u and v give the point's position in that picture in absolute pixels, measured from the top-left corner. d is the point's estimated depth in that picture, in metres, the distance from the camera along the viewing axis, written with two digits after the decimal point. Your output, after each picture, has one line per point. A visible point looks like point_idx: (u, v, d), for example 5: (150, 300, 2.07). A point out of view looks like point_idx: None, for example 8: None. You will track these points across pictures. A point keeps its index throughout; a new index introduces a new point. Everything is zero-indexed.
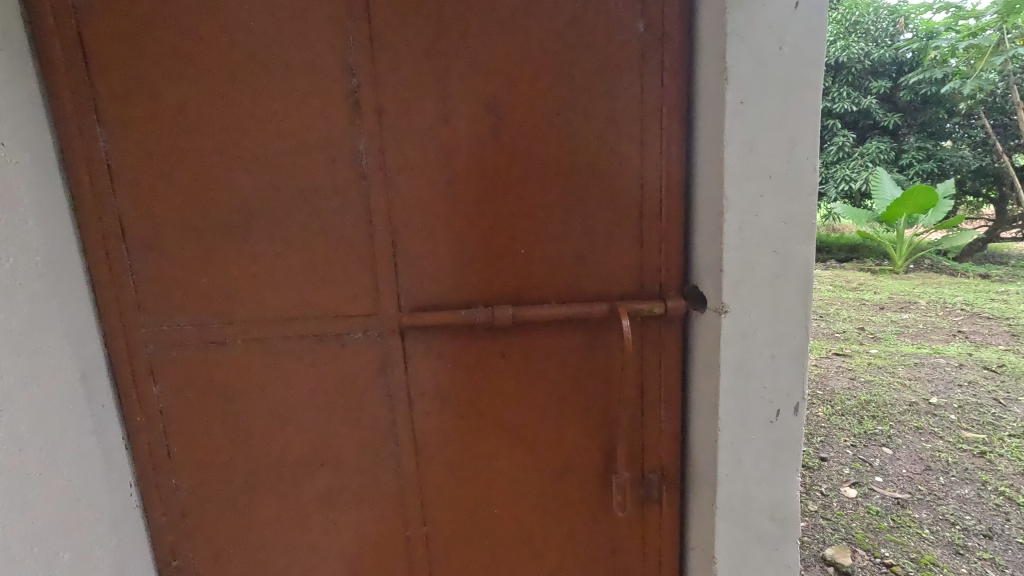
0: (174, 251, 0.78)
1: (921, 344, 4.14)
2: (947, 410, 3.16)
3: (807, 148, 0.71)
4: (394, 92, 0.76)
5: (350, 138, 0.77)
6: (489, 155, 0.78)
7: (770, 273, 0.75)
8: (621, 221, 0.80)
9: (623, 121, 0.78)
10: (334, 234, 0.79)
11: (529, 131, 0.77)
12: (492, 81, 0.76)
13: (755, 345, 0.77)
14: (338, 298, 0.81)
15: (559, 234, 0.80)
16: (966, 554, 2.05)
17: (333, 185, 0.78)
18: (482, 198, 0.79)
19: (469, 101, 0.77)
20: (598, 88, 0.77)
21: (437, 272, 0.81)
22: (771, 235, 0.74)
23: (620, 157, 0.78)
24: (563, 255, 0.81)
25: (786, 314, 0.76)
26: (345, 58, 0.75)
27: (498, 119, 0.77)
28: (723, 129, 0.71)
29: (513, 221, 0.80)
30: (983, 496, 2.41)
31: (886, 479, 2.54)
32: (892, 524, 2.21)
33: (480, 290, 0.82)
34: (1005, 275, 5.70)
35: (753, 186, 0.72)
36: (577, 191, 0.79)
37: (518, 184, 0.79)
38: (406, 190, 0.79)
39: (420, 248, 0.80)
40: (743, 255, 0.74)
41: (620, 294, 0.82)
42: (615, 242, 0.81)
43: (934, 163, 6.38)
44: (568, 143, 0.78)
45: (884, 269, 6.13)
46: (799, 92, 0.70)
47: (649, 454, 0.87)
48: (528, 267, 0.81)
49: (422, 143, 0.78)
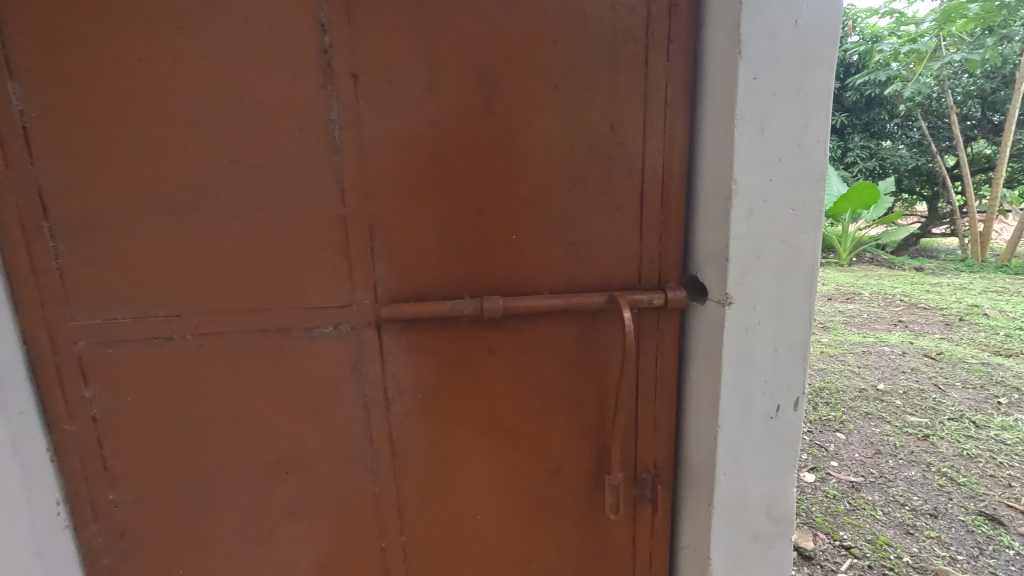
0: (107, 231, 0.67)
1: (867, 333, 4.37)
2: (894, 396, 3.33)
3: (818, 130, 0.68)
4: (371, 54, 0.67)
5: (321, 104, 0.68)
6: (478, 129, 0.70)
7: (776, 262, 0.71)
8: (622, 206, 0.75)
9: (626, 97, 0.72)
10: (302, 213, 0.70)
11: (524, 102, 0.70)
12: (483, 47, 0.69)
13: (757, 339, 0.73)
14: (308, 286, 0.72)
15: (554, 219, 0.74)
16: (915, 534, 2.15)
17: (302, 158, 0.68)
18: (470, 178, 0.71)
19: (456, 69, 0.69)
20: (600, 58, 0.70)
21: (419, 258, 0.73)
22: (780, 221, 0.70)
23: (620, 137, 0.73)
24: (557, 242, 0.75)
25: (790, 307, 0.73)
26: (315, 13, 0.65)
27: (489, 89, 0.69)
28: (735, 107, 0.66)
29: (504, 204, 0.73)
30: (928, 477, 2.54)
31: (841, 464, 2.65)
32: (848, 507, 2.30)
33: (467, 279, 0.74)
34: (937, 268, 6.10)
35: (762, 170, 0.68)
36: (575, 171, 0.73)
37: (510, 162, 0.71)
38: (384, 165, 0.70)
39: (399, 231, 0.72)
40: (749, 244, 0.70)
41: (617, 284, 0.77)
42: (613, 227, 0.75)
43: (876, 162, 6.75)
44: (566, 118, 0.71)
45: (830, 262, 6.44)
46: (812, 71, 0.66)
47: (643, 452, 0.83)
48: (519, 255, 0.74)
49: (402, 114, 0.69)
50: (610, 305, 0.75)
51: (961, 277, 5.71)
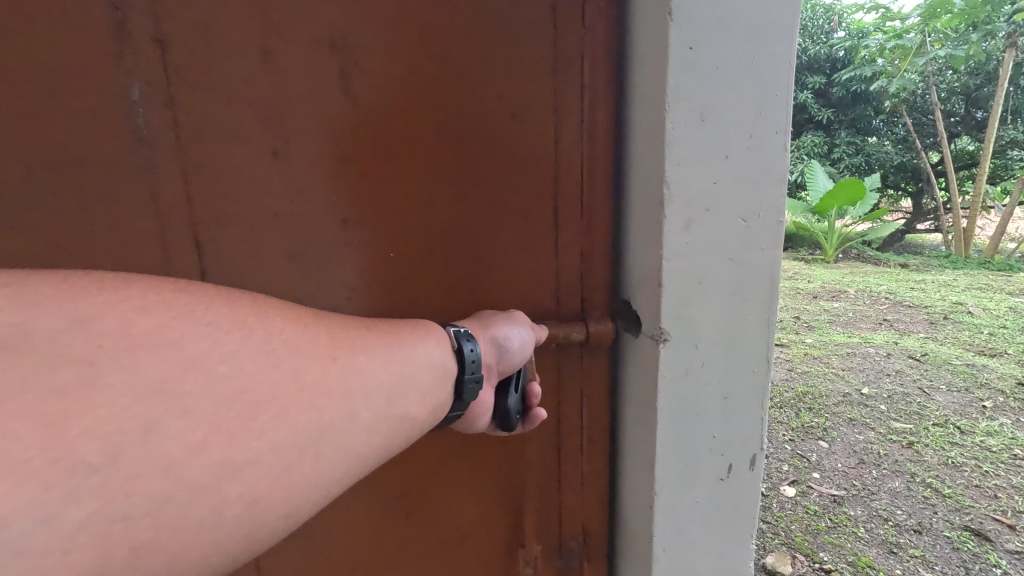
0: None
1: (852, 333, 4.26)
2: (878, 400, 3.22)
3: (776, 117, 0.53)
4: (229, 46, 0.57)
5: (173, 107, 0.57)
6: (364, 135, 0.61)
7: (725, 288, 0.56)
8: (536, 219, 0.66)
9: (536, 99, 0.63)
10: (153, 236, 0.59)
11: (418, 103, 0.61)
12: (367, 40, 0.59)
13: (703, 385, 0.58)
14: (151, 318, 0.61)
15: (458, 240, 0.65)
16: (898, 553, 2.03)
17: (152, 171, 0.58)
18: (357, 193, 0.62)
19: (336, 65, 0.59)
20: (505, 54, 0.62)
21: (298, 287, 0.63)
22: (728, 236, 0.54)
23: (531, 145, 0.64)
24: (462, 266, 0.65)
25: (745, 346, 0.58)
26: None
27: (376, 89, 0.60)
28: (667, 84, 0.50)
29: (399, 222, 0.63)
30: (912, 488, 2.43)
31: (823, 475, 2.52)
32: (829, 524, 2.17)
33: (359, 309, 0.65)
34: (921, 264, 6.03)
35: (704, 168, 0.52)
36: (481, 184, 0.64)
37: (404, 173, 0.62)
38: (251, 177, 0.59)
39: (274, 256, 0.62)
40: (691, 269, 0.54)
41: (532, 314, 0.68)
42: (526, 248, 0.66)
43: (862, 158, 6.64)
44: (467, 123, 0.62)
45: (816, 258, 6.35)
46: (766, 39, 0.51)
47: (569, 517, 0.72)
48: (418, 280, 0.65)
49: (271, 118, 0.59)
50: None
51: (946, 274, 5.65)
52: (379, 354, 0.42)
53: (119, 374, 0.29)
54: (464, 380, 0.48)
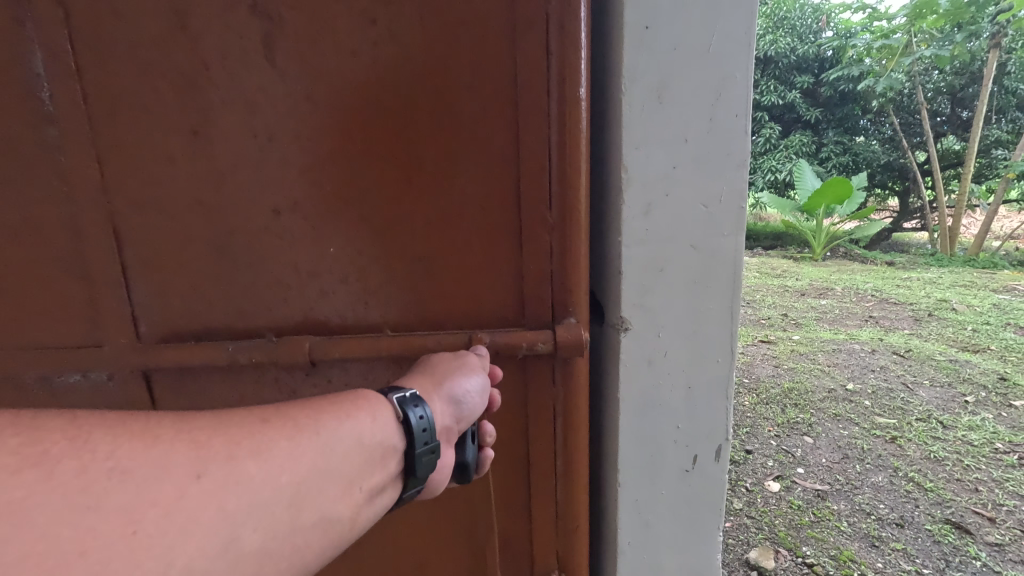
0: (46, 282, 0.80)
1: (838, 330, 4.30)
2: (862, 396, 3.25)
3: (731, 108, 0.60)
4: (263, 104, 0.75)
5: (221, 158, 0.77)
6: (368, 165, 0.77)
7: (683, 273, 0.63)
8: (503, 220, 0.79)
9: (501, 135, 0.77)
10: (214, 257, 0.80)
11: (406, 141, 0.76)
12: (367, 91, 0.75)
13: (667, 360, 0.65)
14: (207, 298, 0.82)
15: (443, 253, 0.80)
16: (881, 547, 2.05)
17: (211, 208, 0.79)
18: (363, 212, 0.78)
19: (344, 111, 0.75)
20: (475, 100, 0.76)
21: (325, 292, 0.81)
22: (684, 225, 0.63)
23: (497, 174, 0.78)
24: (447, 275, 0.81)
25: (704, 326, 0.64)
26: (205, 80, 0.75)
27: (374, 132, 0.76)
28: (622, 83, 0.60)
29: (395, 238, 0.79)
30: (895, 483, 2.45)
31: (807, 470, 2.53)
32: (813, 519, 2.18)
33: (370, 308, 0.82)
34: (908, 262, 6.11)
35: (658, 158, 0.61)
36: (457, 207, 0.79)
37: (398, 196, 0.78)
38: (285, 203, 0.78)
39: (304, 264, 0.80)
40: (652, 251, 0.63)
41: (506, 322, 0.82)
42: (496, 261, 0.80)
43: (850, 157, 6.67)
44: (447, 156, 0.77)
45: (804, 257, 6.40)
46: (715, 42, 0.59)
47: (544, 539, 0.90)
48: (413, 287, 0.81)
49: (297, 156, 0.77)
50: (500, 352, 0.80)
51: (930, 272, 5.72)
52: (289, 459, 0.47)
53: (37, 499, 0.36)
54: (415, 452, 0.58)
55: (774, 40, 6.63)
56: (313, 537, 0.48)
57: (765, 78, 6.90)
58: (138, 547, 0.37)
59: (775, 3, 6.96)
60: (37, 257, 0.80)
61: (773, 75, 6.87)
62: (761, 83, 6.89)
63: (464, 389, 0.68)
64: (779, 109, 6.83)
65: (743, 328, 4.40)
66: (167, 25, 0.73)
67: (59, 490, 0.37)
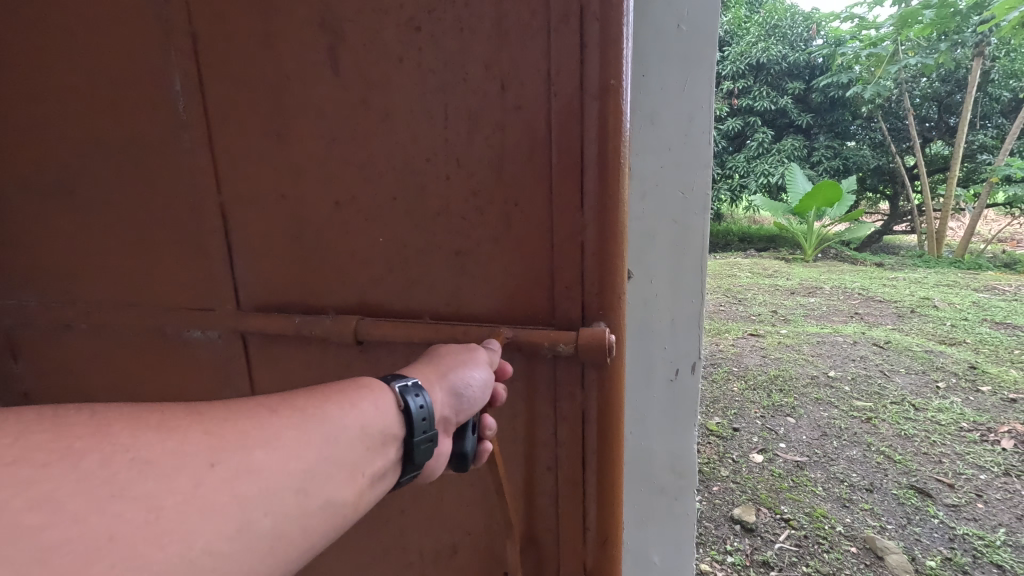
0: (153, 257, 0.95)
1: (824, 325, 4.58)
2: (842, 381, 3.52)
3: (704, 119, 0.76)
4: (316, 102, 0.81)
5: (281, 152, 0.84)
6: (402, 157, 0.79)
7: (669, 241, 0.80)
8: (533, 225, 0.76)
9: (530, 123, 0.73)
10: (275, 241, 0.89)
11: (438, 132, 0.77)
12: (405, 84, 0.77)
13: (654, 309, 0.83)
14: (273, 279, 0.90)
15: (473, 244, 0.79)
16: (851, 506, 2.30)
17: (274, 196, 0.87)
18: (399, 202, 0.81)
19: (385, 105, 0.78)
20: (506, 88, 0.73)
21: (367, 277, 0.85)
22: (670, 206, 0.79)
23: (525, 163, 0.74)
24: (481, 266, 0.79)
25: (685, 280, 0.81)
26: (271, 81, 0.82)
27: (410, 124, 0.78)
28: (627, 99, 0.75)
29: (429, 227, 0.81)
30: (867, 455, 2.70)
31: (788, 445, 2.79)
32: (791, 483, 2.44)
33: (410, 295, 0.84)
34: (896, 263, 6.40)
35: (652, 156, 0.77)
36: (485, 198, 0.77)
37: (430, 186, 0.79)
38: (334, 193, 0.83)
39: (350, 251, 0.85)
40: (641, 225, 0.80)
41: (540, 318, 0.77)
42: (527, 255, 0.77)
43: (840, 161, 6.93)
44: (476, 146, 0.76)
45: (796, 258, 6.69)
46: (697, 65, 0.74)
47: (565, 554, 0.83)
48: (448, 277, 0.81)
49: (344, 148, 0.81)
50: (528, 348, 0.76)
51: (916, 272, 6.00)
52: (293, 447, 0.47)
53: (49, 507, 0.36)
54: (414, 440, 0.57)
55: (766, 48, 6.80)
56: (297, 539, 0.46)
57: (758, 84, 7.01)
58: (101, 558, 0.35)
59: (766, 13, 7.18)
60: (147, 238, 0.94)
61: (766, 81, 7.03)
62: (753, 89, 7.01)
63: (467, 380, 0.65)
64: (771, 113, 7.01)
65: (734, 323, 4.67)
66: (242, 35, 0.82)
67: (87, 484, 0.38)
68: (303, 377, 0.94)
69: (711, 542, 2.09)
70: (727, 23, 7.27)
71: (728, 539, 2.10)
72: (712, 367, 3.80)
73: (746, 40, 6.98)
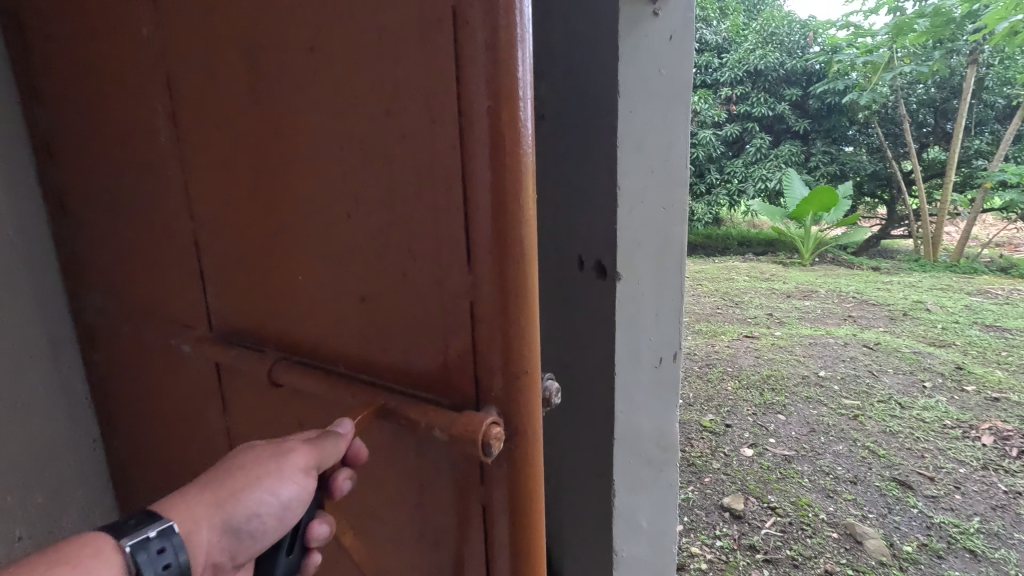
0: (156, 276, 0.98)
1: (817, 327, 4.72)
2: (832, 381, 3.66)
3: (679, 149, 0.93)
4: (242, 132, 0.76)
5: (221, 182, 0.81)
6: (310, 191, 0.71)
7: (653, 249, 0.95)
8: (430, 278, 0.63)
9: (417, 158, 0.61)
10: (227, 271, 0.86)
11: (336, 165, 0.67)
12: (304, 112, 0.68)
13: (642, 305, 0.97)
14: (230, 308, 0.88)
15: (377, 295, 0.68)
16: (834, 496, 2.43)
17: (221, 227, 0.84)
18: (311, 241, 0.73)
19: (292, 134, 0.70)
20: (393, 116, 0.61)
21: (297, 317, 0.78)
22: (654, 218, 0.94)
23: (416, 205, 0.62)
24: (389, 320, 0.68)
25: (665, 282, 0.98)
26: (208, 111, 0.79)
27: (313, 155, 0.69)
28: (617, 131, 0.88)
29: (339, 271, 0.72)
30: (853, 450, 2.83)
31: (778, 440, 2.93)
32: (779, 475, 2.58)
33: (331, 343, 0.75)
34: (892, 267, 6.54)
35: (639, 177, 0.91)
36: (382, 243, 0.66)
37: (335, 225, 0.70)
38: (263, 227, 0.78)
39: (281, 288, 0.79)
40: (631, 234, 0.93)
41: (445, 390, 0.65)
42: (428, 314, 0.65)
43: (837, 166, 7.07)
44: (369, 182, 0.65)
45: (793, 262, 6.83)
46: (672, 105, 0.90)
47: None
48: (363, 330, 0.71)
49: (266, 181, 0.75)
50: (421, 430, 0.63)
51: (911, 276, 6.14)
52: None
53: None
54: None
55: (764, 55, 6.95)
56: None
57: (756, 90, 7.14)
58: None
59: (764, 21, 7.32)
60: (150, 257, 0.98)
61: (764, 87, 7.18)
62: (751, 95, 7.15)
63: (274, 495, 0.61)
64: (769, 119, 7.16)
65: (730, 326, 4.82)
66: (185, 62, 0.80)
67: None
68: (255, 408, 0.91)
69: (701, 527, 2.23)
70: (725, 30, 7.40)
71: (718, 525, 2.24)
72: (707, 367, 3.94)
73: (744, 47, 7.09)
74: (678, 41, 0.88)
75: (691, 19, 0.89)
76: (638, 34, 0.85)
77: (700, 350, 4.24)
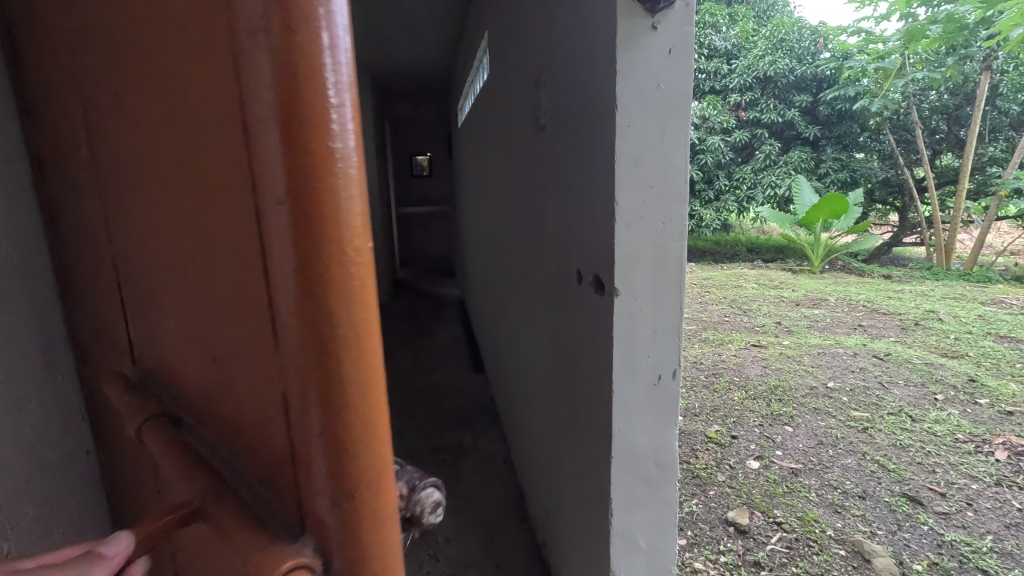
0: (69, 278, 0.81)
1: (826, 336, 4.66)
2: (841, 392, 3.60)
3: (679, 164, 0.91)
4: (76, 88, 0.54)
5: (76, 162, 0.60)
6: (133, 168, 0.48)
7: (651, 263, 0.93)
8: (238, 311, 0.37)
9: (204, 107, 0.35)
10: (99, 281, 0.65)
11: (144, 125, 0.43)
12: (113, 47, 0.45)
13: (639, 322, 0.95)
14: (105, 330, 0.66)
15: (199, 328, 0.43)
16: (843, 512, 2.38)
17: (87, 222, 0.63)
18: (144, 241, 0.50)
19: (108, 81, 0.47)
20: (176, 33, 0.35)
21: (149, 348, 0.55)
22: (653, 233, 0.92)
23: (212, 183, 0.36)
24: (212, 372, 0.43)
25: (665, 298, 0.95)
26: (54, 63, 0.58)
27: (127, 111, 0.46)
28: (615, 147, 0.87)
29: (169, 287, 0.48)
30: (862, 464, 2.78)
31: (785, 452, 2.88)
32: (785, 489, 2.54)
33: (172, 393, 0.50)
34: (903, 275, 6.45)
35: (637, 192, 0.89)
36: (194, 247, 0.41)
37: (155, 219, 0.46)
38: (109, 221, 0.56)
39: (132, 306, 0.56)
40: (628, 249, 0.91)
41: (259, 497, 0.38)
42: (241, 369, 0.39)
43: (847, 174, 6.97)
44: (172, 148, 0.40)
45: (802, 269, 6.77)
46: (671, 120, 0.88)
47: None
48: (195, 382, 0.46)
49: (100, 154, 0.53)
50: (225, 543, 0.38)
51: (923, 284, 6.06)
52: None
53: None
54: None
55: (773, 61, 6.89)
56: None
57: (765, 96, 7.09)
58: None
59: (774, 27, 7.28)
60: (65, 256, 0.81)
61: (773, 94, 7.13)
62: (760, 101, 7.09)
63: None
64: (778, 126, 7.12)
65: (738, 334, 4.77)
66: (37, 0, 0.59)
67: None
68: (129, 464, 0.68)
69: (705, 542, 2.19)
70: (734, 36, 7.37)
71: (722, 540, 2.20)
72: (714, 376, 3.91)
73: (753, 53, 7.06)
74: (678, 54, 0.86)
75: (691, 31, 0.87)
76: (635, 48, 0.84)
77: (707, 359, 4.20)
